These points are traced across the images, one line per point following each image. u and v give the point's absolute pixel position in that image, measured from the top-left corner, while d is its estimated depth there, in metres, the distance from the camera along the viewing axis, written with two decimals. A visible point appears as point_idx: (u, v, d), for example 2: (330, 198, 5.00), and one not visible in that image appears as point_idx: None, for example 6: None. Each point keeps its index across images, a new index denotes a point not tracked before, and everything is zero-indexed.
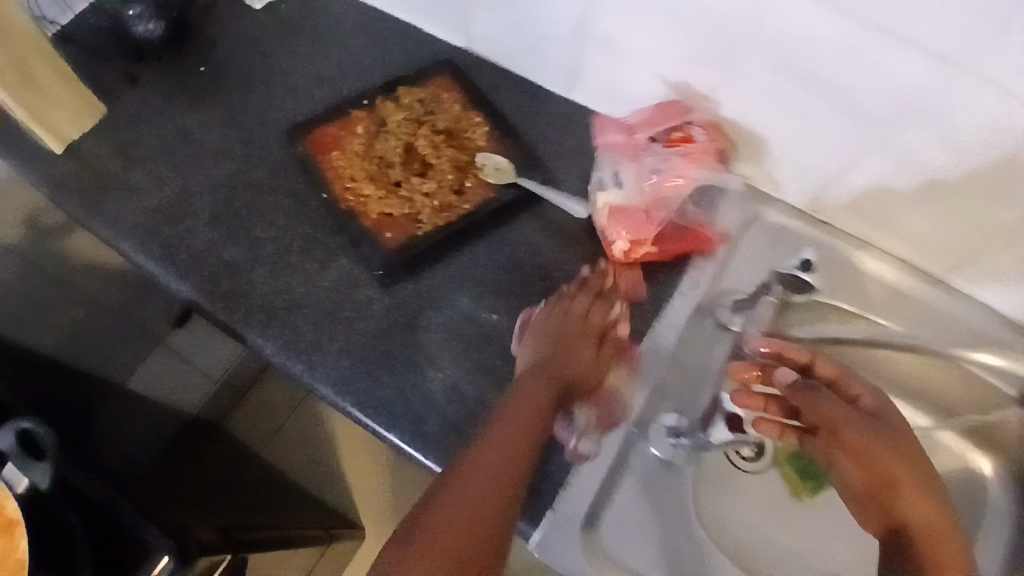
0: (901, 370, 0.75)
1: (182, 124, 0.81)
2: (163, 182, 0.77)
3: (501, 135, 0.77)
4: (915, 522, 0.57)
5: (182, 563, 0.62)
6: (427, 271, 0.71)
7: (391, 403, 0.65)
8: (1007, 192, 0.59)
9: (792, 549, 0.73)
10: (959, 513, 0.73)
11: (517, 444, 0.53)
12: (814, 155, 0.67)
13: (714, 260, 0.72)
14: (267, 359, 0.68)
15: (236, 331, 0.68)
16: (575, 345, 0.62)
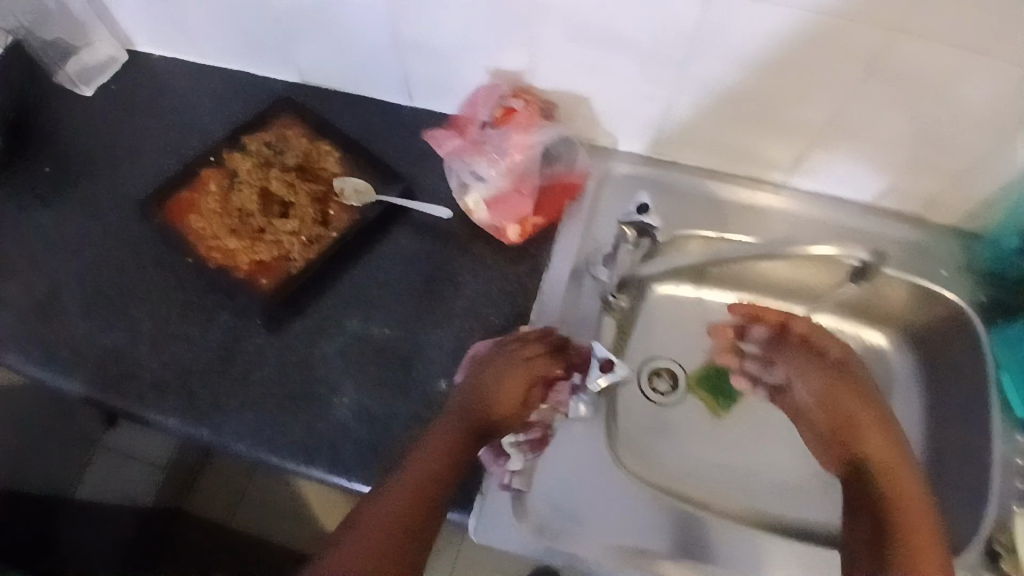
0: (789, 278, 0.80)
1: (37, 226, 0.80)
2: (29, 287, 0.76)
3: (351, 155, 0.78)
4: (890, 485, 0.57)
5: None
6: (310, 305, 0.72)
7: (302, 440, 0.66)
8: (802, 95, 0.65)
9: (726, 462, 0.78)
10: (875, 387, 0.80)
11: (425, 489, 0.53)
12: (636, 106, 0.72)
13: (580, 212, 0.76)
14: (174, 431, 0.68)
15: (136, 413, 0.68)
16: (509, 382, 0.60)
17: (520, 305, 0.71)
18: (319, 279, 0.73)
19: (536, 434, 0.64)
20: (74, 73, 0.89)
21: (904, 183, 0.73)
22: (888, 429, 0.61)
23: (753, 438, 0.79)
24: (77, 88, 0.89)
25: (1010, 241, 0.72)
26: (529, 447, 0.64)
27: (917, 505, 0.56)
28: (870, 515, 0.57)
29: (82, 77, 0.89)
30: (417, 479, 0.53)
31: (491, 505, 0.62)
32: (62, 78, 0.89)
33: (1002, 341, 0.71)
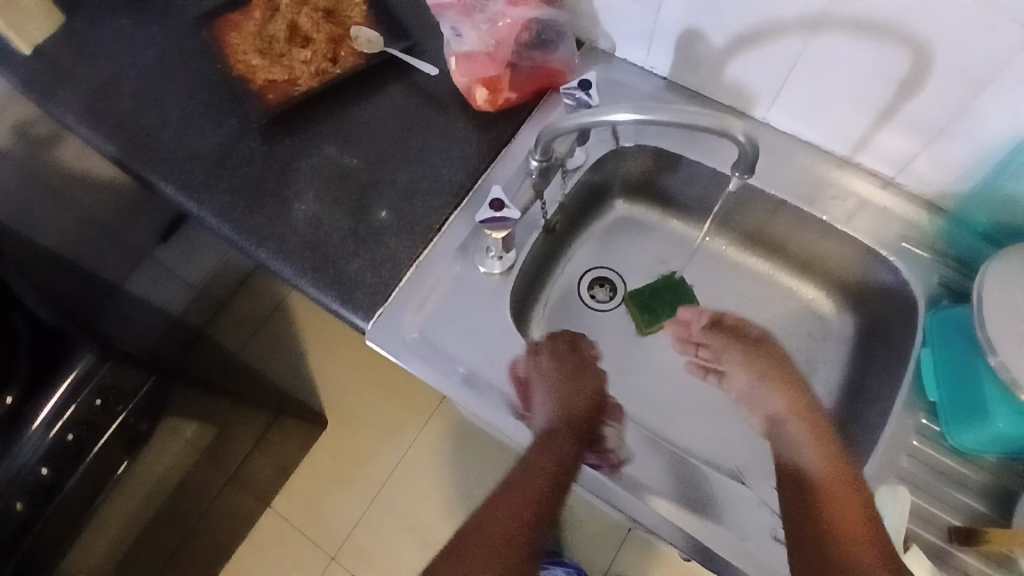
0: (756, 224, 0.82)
1: (111, 11, 0.93)
2: (91, 58, 0.89)
3: (374, 12, 0.87)
4: (820, 500, 0.64)
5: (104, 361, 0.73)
6: (302, 126, 0.82)
7: (261, 229, 0.76)
8: (776, 16, 0.65)
9: (660, 381, 0.83)
10: (800, 345, 0.83)
11: (551, 472, 0.65)
12: (627, 7, 0.75)
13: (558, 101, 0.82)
14: (171, 199, 0.80)
15: (148, 177, 0.81)
16: (575, 384, 0.74)
17: (475, 166, 0.77)
18: (314, 107, 0.83)
19: (615, 412, 0.74)
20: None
21: (878, 138, 0.72)
22: (817, 450, 0.70)
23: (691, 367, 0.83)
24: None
25: (981, 221, 0.70)
26: (621, 422, 0.73)
27: (861, 513, 0.62)
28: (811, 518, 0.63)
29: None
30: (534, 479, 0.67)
31: (388, 315, 0.70)
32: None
33: (937, 320, 0.69)
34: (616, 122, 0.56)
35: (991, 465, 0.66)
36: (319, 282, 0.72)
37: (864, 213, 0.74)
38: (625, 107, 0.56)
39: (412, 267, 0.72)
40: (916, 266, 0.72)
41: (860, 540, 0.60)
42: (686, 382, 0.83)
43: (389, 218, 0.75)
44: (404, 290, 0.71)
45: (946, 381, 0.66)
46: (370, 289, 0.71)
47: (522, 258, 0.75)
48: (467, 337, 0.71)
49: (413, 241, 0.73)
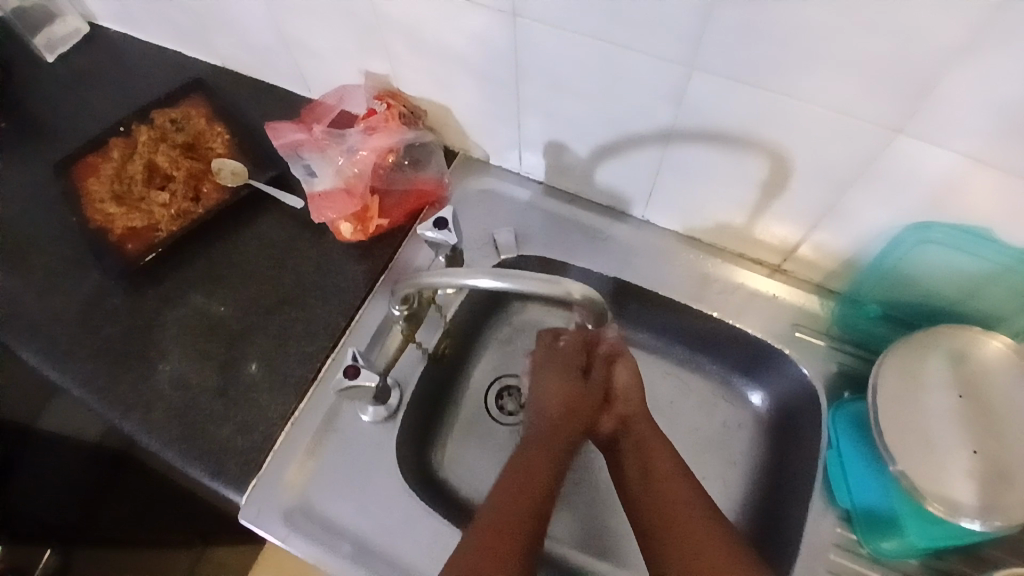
0: (661, 314, 0.76)
1: None
2: None
3: (239, 142, 0.83)
4: (648, 449, 0.60)
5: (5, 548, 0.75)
6: (168, 274, 0.77)
7: (123, 396, 0.70)
8: (631, 129, 0.63)
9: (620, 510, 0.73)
10: (728, 445, 0.75)
11: (522, 493, 0.52)
12: (492, 123, 0.73)
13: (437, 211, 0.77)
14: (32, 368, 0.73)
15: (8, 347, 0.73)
16: (557, 379, 0.62)
17: (350, 300, 0.73)
18: (181, 251, 0.78)
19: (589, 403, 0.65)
20: (42, 42, 0.94)
21: (758, 232, 0.69)
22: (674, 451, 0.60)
23: None
24: (42, 55, 0.95)
25: (872, 307, 0.67)
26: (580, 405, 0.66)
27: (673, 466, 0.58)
28: (644, 472, 0.59)
29: (49, 46, 0.95)
30: (498, 521, 0.49)
31: (263, 489, 0.64)
32: (33, 43, 0.94)
33: (839, 418, 0.65)
34: (476, 287, 0.49)
35: (915, 568, 0.63)
36: (186, 454, 0.65)
37: (756, 307, 0.72)
38: (483, 270, 0.48)
39: (288, 426, 0.66)
40: (814, 357, 0.70)
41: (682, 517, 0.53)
42: None
43: (260, 372, 0.69)
44: (277, 458, 0.65)
45: (856, 485, 0.63)
46: (243, 458, 0.65)
47: (408, 395, 0.70)
48: (352, 498, 0.65)
49: (287, 393, 0.68)
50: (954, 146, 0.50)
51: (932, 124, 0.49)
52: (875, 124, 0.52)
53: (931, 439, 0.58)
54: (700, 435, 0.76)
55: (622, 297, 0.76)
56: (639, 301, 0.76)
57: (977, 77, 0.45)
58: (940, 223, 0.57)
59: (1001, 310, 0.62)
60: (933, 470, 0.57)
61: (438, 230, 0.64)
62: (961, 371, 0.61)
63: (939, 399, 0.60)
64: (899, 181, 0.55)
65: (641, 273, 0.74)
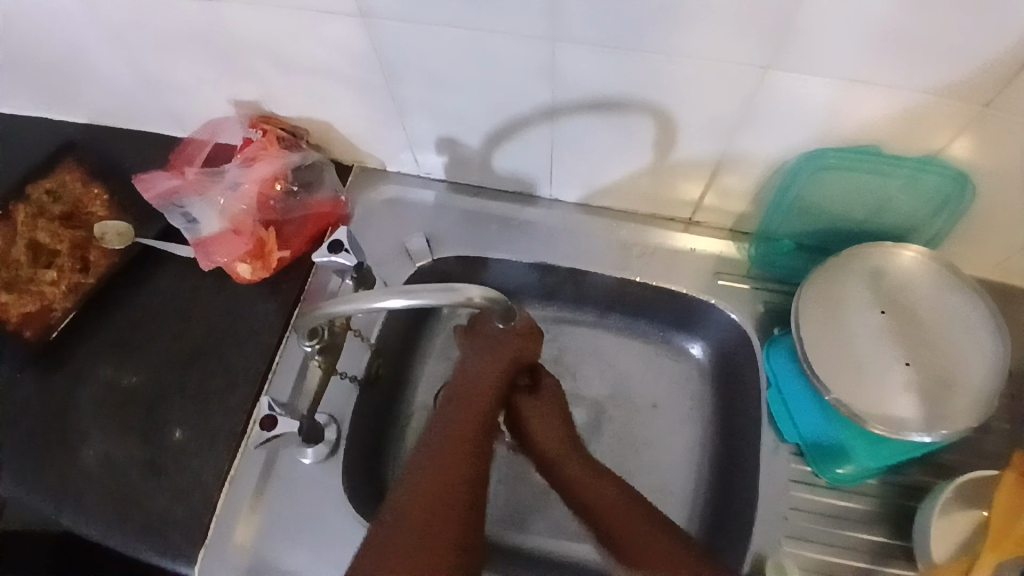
0: (592, 289, 0.75)
1: None
2: None
3: (124, 198, 0.79)
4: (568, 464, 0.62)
5: None
6: (73, 353, 0.72)
7: (46, 490, 0.65)
8: (516, 112, 0.61)
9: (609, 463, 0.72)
10: (679, 400, 0.75)
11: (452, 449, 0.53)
12: (378, 130, 0.70)
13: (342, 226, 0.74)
14: None
15: None
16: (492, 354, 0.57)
17: (267, 342, 0.69)
18: (84, 326, 0.73)
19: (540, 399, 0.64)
20: None
21: (666, 190, 0.68)
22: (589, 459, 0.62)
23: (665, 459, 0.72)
24: None
25: (786, 240, 0.67)
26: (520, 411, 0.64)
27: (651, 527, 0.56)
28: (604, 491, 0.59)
29: None
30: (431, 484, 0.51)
31: (212, 556, 0.61)
32: None
33: (774, 355, 0.65)
34: (382, 309, 0.47)
35: (875, 487, 0.64)
36: (126, 535, 0.62)
37: (678, 263, 0.71)
38: (380, 292, 0.46)
39: (225, 486, 0.63)
40: (743, 301, 0.69)
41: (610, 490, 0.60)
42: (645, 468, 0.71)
43: (186, 436, 0.66)
44: (220, 522, 0.62)
45: (801, 421, 0.63)
46: (186, 527, 0.62)
47: (347, 428, 0.67)
48: (307, 544, 0.62)
49: (218, 452, 0.65)
50: (831, 72, 0.49)
51: (801, 57, 0.49)
52: (747, 69, 0.51)
53: (862, 361, 0.58)
54: (655, 396, 0.75)
55: (548, 278, 0.74)
56: (568, 279, 0.74)
57: (831, 4, 0.44)
58: (832, 149, 0.57)
59: (909, 220, 0.63)
60: (869, 392, 0.57)
61: (337, 256, 0.61)
62: (882, 289, 0.61)
63: (865, 320, 0.60)
64: (783, 115, 0.55)
65: (562, 249, 0.72)
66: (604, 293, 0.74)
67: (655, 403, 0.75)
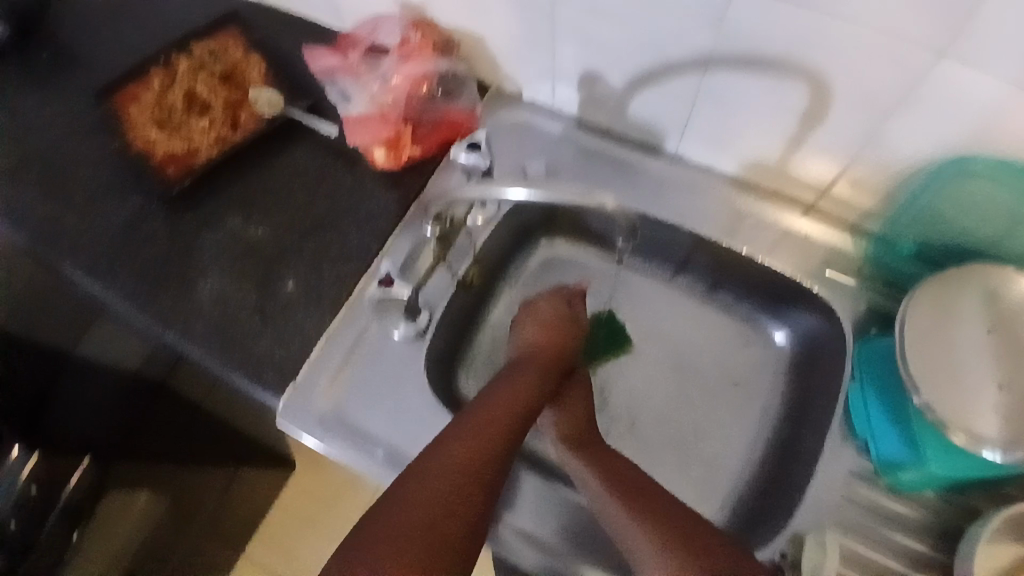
0: (693, 250, 0.76)
1: (15, 94, 0.87)
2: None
3: (276, 73, 0.85)
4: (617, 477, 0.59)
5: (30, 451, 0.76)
6: (208, 199, 0.79)
7: (165, 310, 0.72)
8: (667, 56, 0.63)
9: (666, 416, 0.76)
10: (746, 376, 0.77)
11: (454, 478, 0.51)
12: (526, 53, 0.73)
13: None
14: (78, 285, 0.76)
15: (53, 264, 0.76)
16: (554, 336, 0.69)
17: (381, 226, 0.74)
18: (219, 178, 0.80)
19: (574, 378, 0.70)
20: None
21: (791, 167, 0.69)
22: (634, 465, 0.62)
23: (723, 429, 0.75)
24: None
25: (906, 244, 0.66)
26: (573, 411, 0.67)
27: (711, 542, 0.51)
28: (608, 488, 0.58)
29: None
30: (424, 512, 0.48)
31: (298, 397, 0.67)
32: None
33: (865, 351, 0.67)
34: (518, 199, 0.51)
35: (930, 500, 0.64)
36: (227, 364, 0.68)
37: (784, 244, 0.72)
38: (520, 183, 0.50)
39: (323, 340, 0.69)
40: (841, 296, 0.70)
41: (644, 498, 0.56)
42: (702, 432, 0.75)
43: (297, 290, 0.72)
44: (313, 369, 0.68)
45: (875, 416, 0.65)
46: (281, 368, 0.68)
47: (437, 318, 0.73)
48: (382, 408, 0.68)
49: (322, 311, 0.71)
50: (997, 70, 0.49)
51: (974, 49, 0.49)
52: (918, 46, 0.51)
53: (959, 371, 0.58)
54: (723, 368, 0.78)
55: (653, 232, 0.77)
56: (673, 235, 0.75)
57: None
58: (978, 156, 0.57)
59: None
60: (959, 402, 0.57)
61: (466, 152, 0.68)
62: (996, 309, 0.60)
63: (969, 334, 0.60)
64: (936, 109, 0.55)
65: (675, 207, 0.74)
66: (702, 257, 0.77)
67: (724, 375, 0.78)
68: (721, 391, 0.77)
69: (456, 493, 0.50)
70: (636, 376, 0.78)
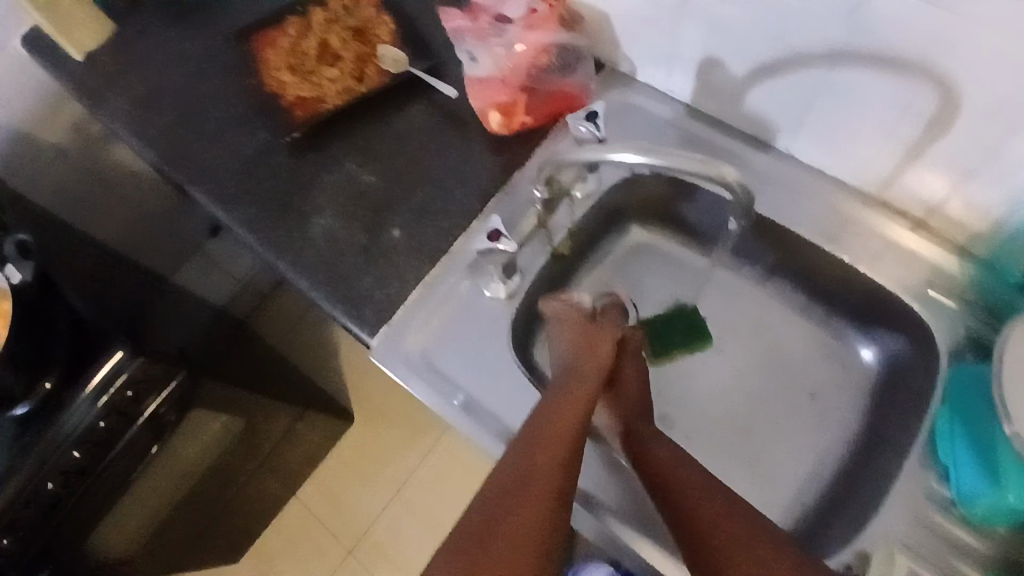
0: (790, 250, 0.76)
1: (168, 30, 0.95)
2: (149, 77, 0.92)
3: (402, 32, 0.89)
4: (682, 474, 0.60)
5: (132, 357, 0.80)
6: (328, 143, 0.84)
7: (279, 240, 0.78)
8: (797, 48, 0.63)
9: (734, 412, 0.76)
10: (823, 386, 0.77)
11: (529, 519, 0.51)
12: (649, 35, 0.74)
13: None
14: (204, 208, 0.83)
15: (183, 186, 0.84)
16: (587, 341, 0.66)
17: (485, 188, 0.78)
18: (339, 126, 0.85)
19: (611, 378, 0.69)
20: None
21: (907, 177, 0.67)
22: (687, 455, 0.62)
23: (791, 435, 0.75)
24: None
25: (1015, 272, 0.64)
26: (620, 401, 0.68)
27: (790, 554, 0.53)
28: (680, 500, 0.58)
29: None
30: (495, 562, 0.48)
31: (391, 337, 0.71)
32: None
33: (961, 376, 0.64)
34: (618, 160, 0.52)
35: (1001, 533, 0.62)
36: (331, 296, 0.74)
37: (889, 255, 0.71)
38: (634, 147, 0.52)
39: (419, 286, 0.74)
40: (943, 316, 0.68)
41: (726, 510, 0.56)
42: (769, 433, 0.75)
43: (400, 237, 0.76)
44: (406, 313, 0.72)
45: (960, 441, 0.62)
46: (378, 306, 0.73)
47: (526, 281, 0.76)
48: (465, 359, 0.72)
49: (421, 259, 0.75)
50: None
51: None
52: None
53: None
54: (801, 375, 0.77)
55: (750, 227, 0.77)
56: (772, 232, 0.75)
57: None
58: None
59: None
60: None
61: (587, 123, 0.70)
62: None
63: None
64: None
65: (777, 204, 0.74)
66: (798, 257, 0.76)
67: (800, 381, 0.77)
68: (794, 398, 0.76)
69: (530, 528, 0.50)
70: (710, 368, 0.79)
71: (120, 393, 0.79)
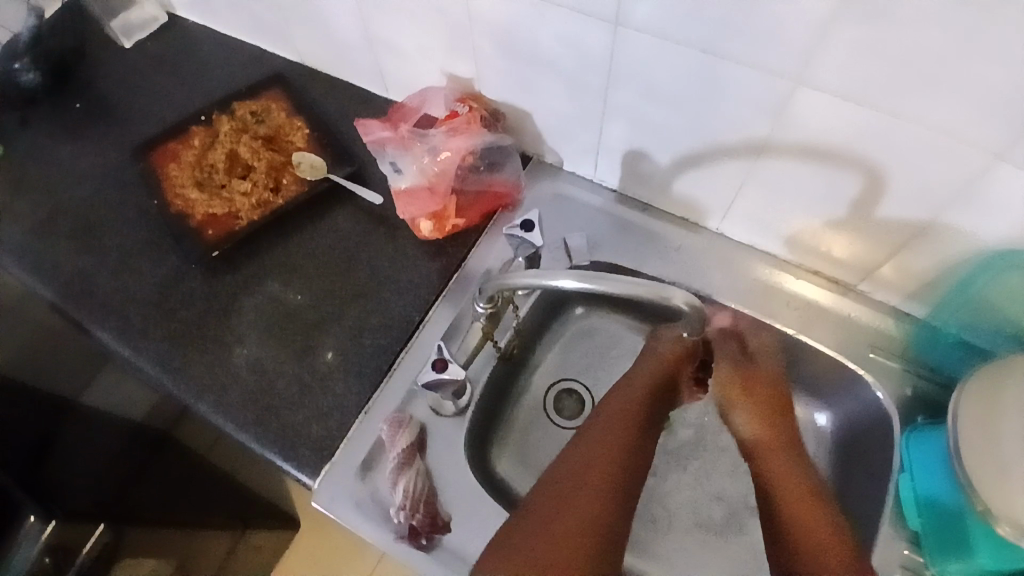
0: None
1: (57, 151, 0.88)
2: (37, 205, 0.83)
3: (319, 137, 0.86)
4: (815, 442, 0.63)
5: (48, 520, 0.76)
6: (247, 262, 0.78)
7: (199, 377, 0.71)
8: (719, 141, 0.64)
9: None
10: None
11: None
12: (574, 130, 0.74)
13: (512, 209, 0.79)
14: (107, 348, 0.74)
15: (81, 324, 0.75)
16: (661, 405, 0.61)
17: (422, 296, 0.74)
18: (258, 241, 0.79)
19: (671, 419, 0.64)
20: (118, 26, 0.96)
21: (835, 249, 0.69)
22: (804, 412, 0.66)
23: None
24: (118, 40, 0.96)
25: (950, 331, 0.67)
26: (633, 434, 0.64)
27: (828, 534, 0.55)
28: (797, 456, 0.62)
29: (125, 33, 0.96)
30: None
31: (335, 476, 0.65)
32: (109, 28, 0.96)
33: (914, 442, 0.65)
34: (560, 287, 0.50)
35: None
36: (263, 438, 0.67)
37: (824, 323, 0.72)
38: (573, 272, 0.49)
39: (361, 415, 0.68)
40: (886, 378, 0.70)
41: (815, 535, 0.55)
42: None
43: (335, 360, 0.71)
44: (351, 447, 0.66)
45: (925, 506, 0.64)
46: (317, 444, 0.66)
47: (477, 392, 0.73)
48: None
49: (361, 383, 0.70)
50: None
51: None
52: (977, 150, 0.52)
53: (1005, 469, 0.56)
54: None
55: None
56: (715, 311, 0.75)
57: None
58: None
59: None
60: (1001, 494, 0.55)
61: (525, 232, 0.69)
62: None
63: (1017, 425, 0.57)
64: (993, 210, 0.55)
65: (713, 283, 0.75)
66: None
67: None
68: None
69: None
70: None
71: (37, 560, 0.75)
